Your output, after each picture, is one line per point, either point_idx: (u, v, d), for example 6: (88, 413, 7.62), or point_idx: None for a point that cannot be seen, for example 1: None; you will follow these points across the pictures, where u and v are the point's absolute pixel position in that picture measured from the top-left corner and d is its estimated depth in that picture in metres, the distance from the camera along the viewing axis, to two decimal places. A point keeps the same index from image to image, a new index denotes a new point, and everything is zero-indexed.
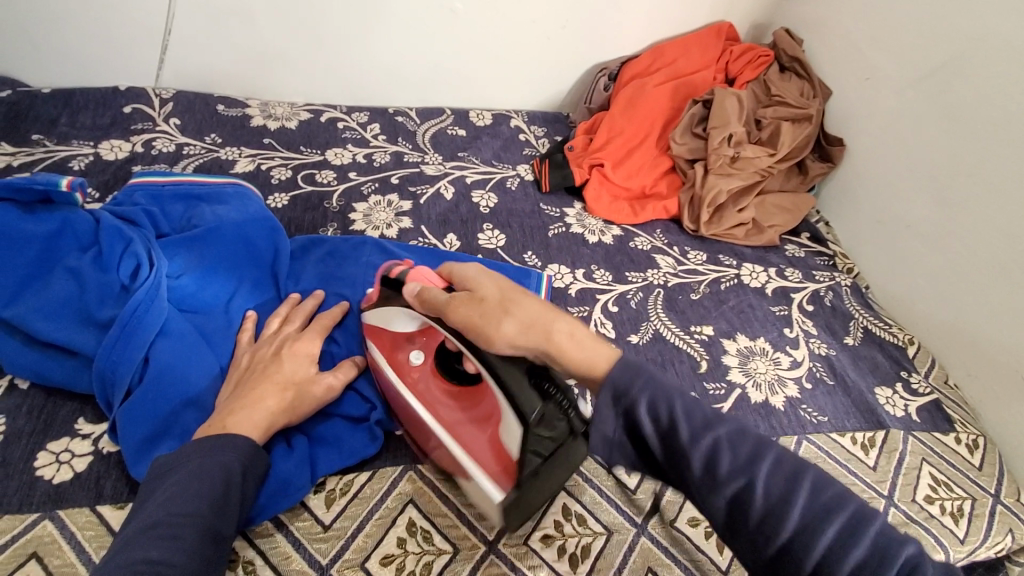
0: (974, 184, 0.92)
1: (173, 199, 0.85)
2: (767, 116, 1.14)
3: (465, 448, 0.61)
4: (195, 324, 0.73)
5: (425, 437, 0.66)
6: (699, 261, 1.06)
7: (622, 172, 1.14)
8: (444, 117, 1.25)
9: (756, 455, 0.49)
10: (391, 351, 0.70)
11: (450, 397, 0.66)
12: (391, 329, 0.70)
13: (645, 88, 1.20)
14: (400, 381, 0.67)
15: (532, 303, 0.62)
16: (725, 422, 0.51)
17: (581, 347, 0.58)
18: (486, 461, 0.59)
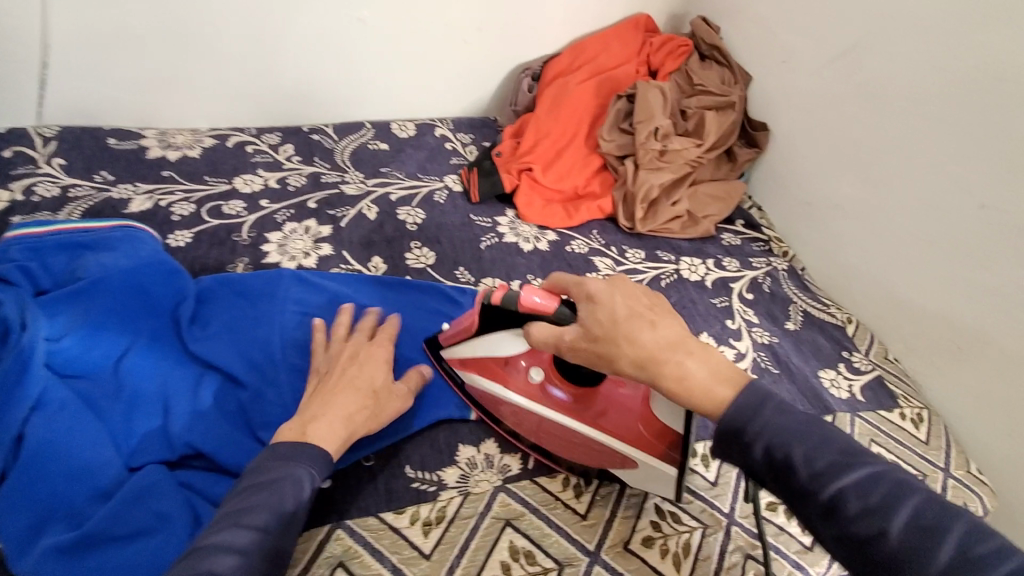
0: (892, 159, 0.93)
1: (55, 248, 0.75)
2: (692, 106, 1.14)
3: (610, 430, 0.66)
4: (81, 390, 0.65)
5: (559, 441, 0.69)
6: (638, 259, 1.04)
7: (553, 174, 1.10)
8: (363, 131, 1.19)
9: (894, 497, 0.45)
10: (502, 369, 0.70)
11: (564, 398, 0.68)
12: (496, 355, 0.70)
13: (569, 86, 1.17)
14: (521, 397, 0.69)
15: (674, 322, 0.57)
16: (852, 462, 0.48)
17: (703, 373, 0.54)
18: (641, 436, 0.65)
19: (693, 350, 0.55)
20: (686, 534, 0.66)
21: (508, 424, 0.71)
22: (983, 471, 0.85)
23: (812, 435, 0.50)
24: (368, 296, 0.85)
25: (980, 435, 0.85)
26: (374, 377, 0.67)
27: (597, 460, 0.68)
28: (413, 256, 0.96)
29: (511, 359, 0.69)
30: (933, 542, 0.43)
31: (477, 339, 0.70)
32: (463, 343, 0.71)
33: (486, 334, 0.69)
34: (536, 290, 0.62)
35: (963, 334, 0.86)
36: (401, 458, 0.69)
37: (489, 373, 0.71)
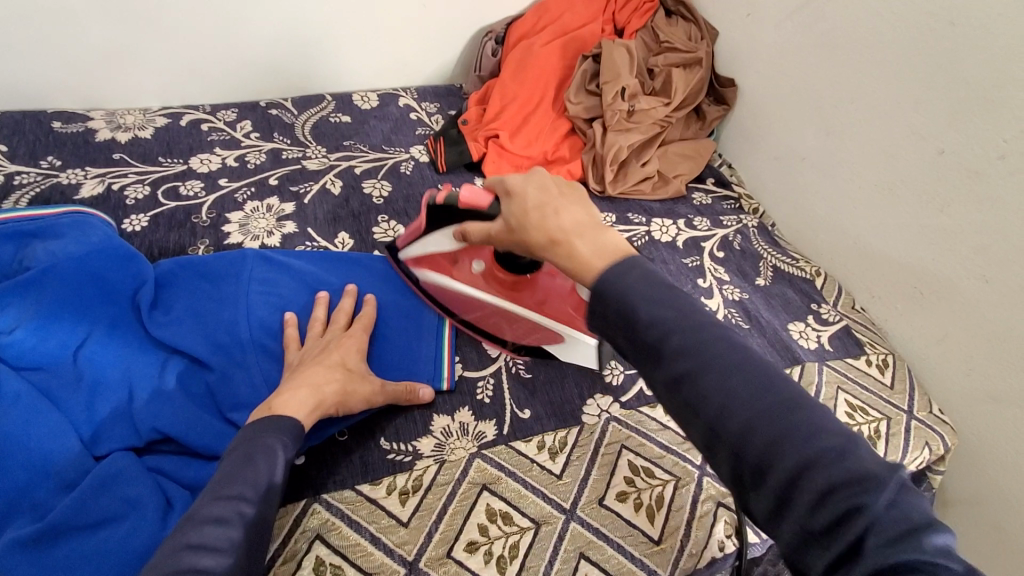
0: (854, 109, 0.92)
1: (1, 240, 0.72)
2: (659, 64, 1.12)
3: (542, 313, 0.74)
4: (41, 381, 0.64)
5: (495, 320, 0.78)
6: (609, 223, 1.03)
7: (521, 140, 1.09)
8: (324, 104, 1.15)
9: (747, 377, 0.42)
10: (450, 262, 0.77)
11: (504, 285, 0.75)
12: (443, 250, 0.76)
13: (534, 48, 1.14)
14: (468, 287, 0.76)
15: (580, 210, 0.58)
16: (713, 336, 0.45)
17: (590, 251, 0.53)
18: (569, 317, 0.73)
19: (589, 233, 0.55)
20: (659, 487, 0.67)
21: (457, 313, 0.80)
22: (946, 411, 0.87)
23: (718, 356, 0.43)
24: (334, 274, 0.83)
25: (941, 377, 0.88)
26: (345, 358, 0.69)
27: (537, 339, 0.77)
28: (380, 230, 0.94)
29: (459, 257, 0.76)
30: (847, 490, 0.36)
31: (427, 237, 0.75)
32: (417, 240, 0.77)
33: (434, 231, 0.73)
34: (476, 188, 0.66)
35: (926, 281, 0.87)
36: (376, 431, 0.69)
37: (441, 269, 0.78)
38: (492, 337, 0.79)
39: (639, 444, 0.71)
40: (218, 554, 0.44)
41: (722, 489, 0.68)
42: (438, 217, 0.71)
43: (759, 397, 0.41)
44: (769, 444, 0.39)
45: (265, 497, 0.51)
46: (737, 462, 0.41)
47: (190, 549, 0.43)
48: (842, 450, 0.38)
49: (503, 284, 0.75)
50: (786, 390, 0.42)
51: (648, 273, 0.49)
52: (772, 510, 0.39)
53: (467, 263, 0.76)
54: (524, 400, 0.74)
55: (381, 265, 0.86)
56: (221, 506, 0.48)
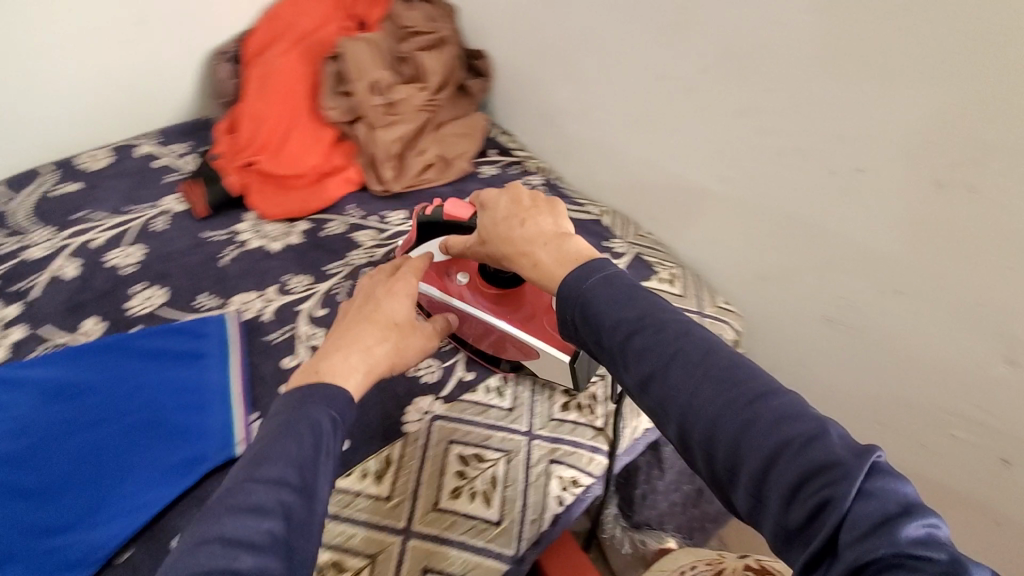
0: (585, 54, 0.98)
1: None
2: (406, 50, 1.09)
3: (529, 328, 0.70)
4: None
5: (488, 337, 0.74)
6: (401, 220, 1.00)
7: (284, 160, 1.01)
8: (42, 177, 1.00)
9: (709, 375, 0.43)
10: (444, 277, 0.75)
11: (490, 296, 0.73)
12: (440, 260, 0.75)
13: (273, 61, 1.06)
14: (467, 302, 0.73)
15: (547, 215, 0.61)
16: (675, 332, 0.46)
17: (551, 256, 0.56)
18: (549, 333, 0.70)
19: (550, 240, 0.58)
20: (490, 468, 0.67)
21: (463, 336, 0.76)
22: (728, 301, 0.96)
23: (683, 353, 0.45)
24: (85, 372, 0.73)
25: (722, 274, 0.96)
26: (404, 311, 0.62)
27: (518, 355, 0.73)
28: (138, 302, 0.83)
29: (452, 269, 0.74)
30: (818, 478, 0.37)
31: (424, 245, 0.76)
32: (419, 249, 0.76)
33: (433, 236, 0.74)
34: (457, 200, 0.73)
35: (684, 195, 0.95)
36: None
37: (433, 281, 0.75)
38: (493, 357, 0.75)
39: (464, 433, 0.70)
40: (257, 550, 0.38)
41: (551, 446, 0.70)
42: (430, 229, 0.74)
43: (725, 396, 0.42)
44: (736, 441, 0.40)
45: (309, 485, 0.44)
46: (710, 460, 0.42)
47: (223, 552, 0.37)
48: (810, 436, 0.38)
49: (490, 295, 0.73)
50: (760, 387, 0.42)
51: (613, 278, 0.51)
52: (751, 503, 0.40)
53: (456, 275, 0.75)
54: None
55: (143, 343, 0.76)
56: (260, 491, 0.41)
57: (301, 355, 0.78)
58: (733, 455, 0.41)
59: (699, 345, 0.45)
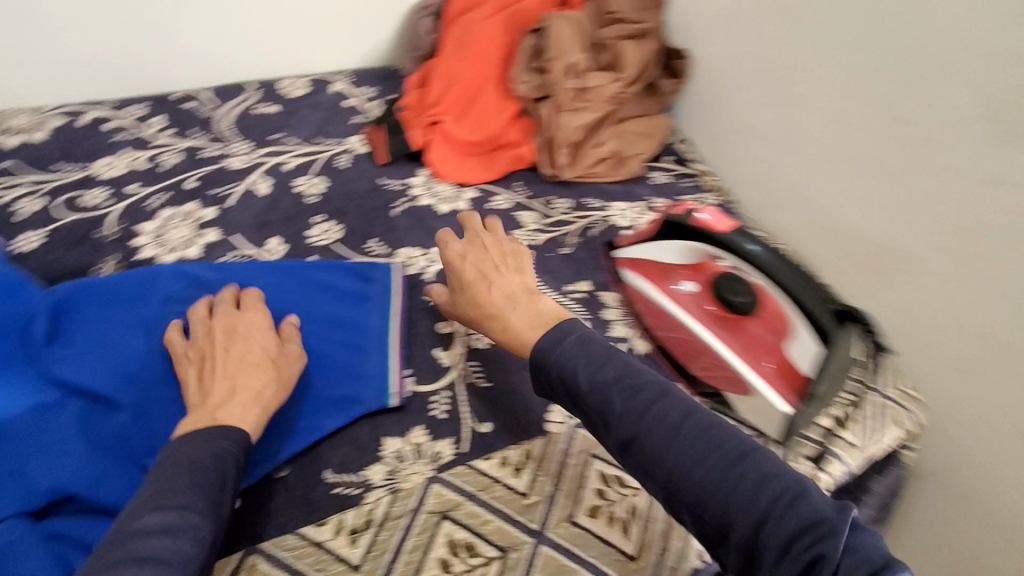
0: (811, 78, 0.89)
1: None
2: (608, 37, 1.04)
3: (745, 360, 0.71)
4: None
5: (689, 348, 0.76)
6: (566, 210, 0.97)
7: (465, 125, 1.01)
8: (247, 95, 1.04)
9: (700, 440, 0.47)
10: (665, 277, 0.79)
11: (711, 313, 0.75)
12: (663, 261, 0.78)
13: (474, 24, 1.05)
14: (684, 310, 0.76)
15: (511, 279, 0.67)
16: (659, 390, 0.51)
17: (524, 320, 0.62)
18: (768, 373, 0.70)
19: (523, 300, 0.64)
20: (632, 497, 0.63)
21: (659, 335, 0.80)
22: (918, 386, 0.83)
23: (669, 414, 0.50)
24: (257, 290, 0.74)
25: (914, 352, 0.83)
26: (266, 346, 0.64)
27: (718, 380, 0.75)
28: (316, 234, 0.86)
29: (678, 273, 0.78)
30: (822, 542, 0.41)
31: (653, 242, 0.79)
32: (640, 244, 0.81)
33: (665, 240, 0.77)
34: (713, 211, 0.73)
35: (882, 254, 0.84)
36: (319, 466, 0.63)
37: (651, 277, 0.79)
38: (685, 369, 0.77)
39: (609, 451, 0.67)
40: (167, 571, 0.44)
41: None
42: (673, 231, 0.76)
43: (712, 457, 0.47)
44: (727, 510, 0.45)
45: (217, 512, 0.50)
46: (699, 523, 0.47)
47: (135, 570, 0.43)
48: (796, 494, 0.44)
49: (712, 313, 0.75)
50: (739, 447, 0.47)
51: (585, 339, 0.56)
52: (739, 565, 0.44)
53: (680, 282, 0.78)
54: (485, 413, 0.69)
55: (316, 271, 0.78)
56: (154, 520, 0.46)
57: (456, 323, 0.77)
58: (722, 522, 0.45)
59: (677, 405, 0.50)
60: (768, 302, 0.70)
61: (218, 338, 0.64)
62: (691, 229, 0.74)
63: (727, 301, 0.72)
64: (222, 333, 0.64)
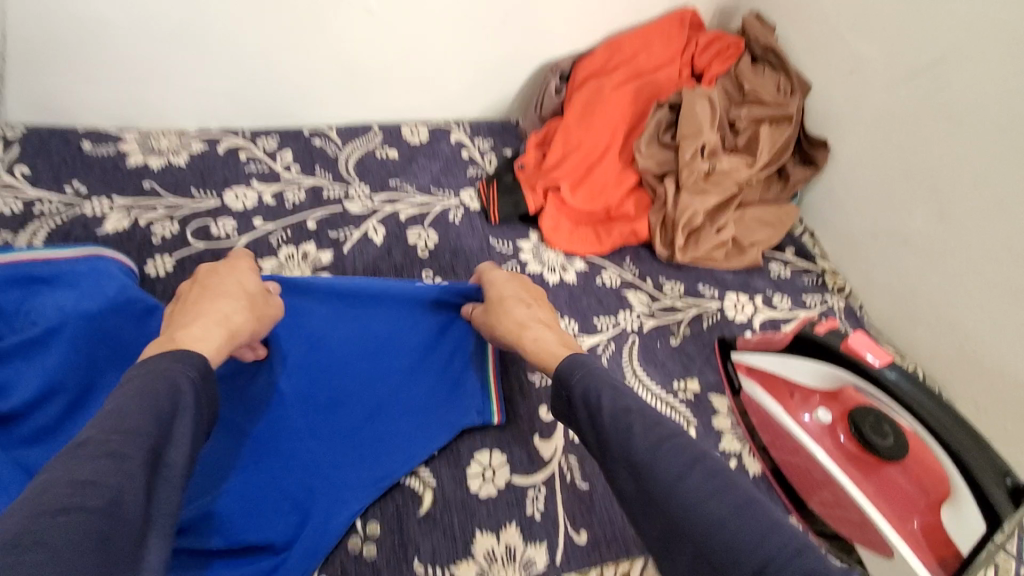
0: (980, 197, 0.81)
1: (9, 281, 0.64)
2: (743, 118, 1.00)
3: (883, 511, 0.64)
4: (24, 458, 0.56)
5: (811, 480, 0.69)
6: (677, 294, 0.92)
7: (582, 194, 0.98)
8: (371, 136, 1.06)
9: (711, 479, 0.46)
10: (792, 394, 0.73)
11: (845, 446, 0.68)
12: (793, 378, 0.72)
13: (602, 90, 1.03)
14: (812, 437, 0.69)
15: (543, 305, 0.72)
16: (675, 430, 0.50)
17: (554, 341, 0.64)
18: (910, 531, 0.62)
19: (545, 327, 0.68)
20: None
21: (774, 456, 0.73)
22: None
23: (679, 448, 0.48)
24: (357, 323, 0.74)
25: None
26: (221, 309, 0.60)
27: (843, 521, 0.67)
28: None
29: (808, 394, 0.72)
30: None
31: (782, 357, 0.73)
32: (765, 353, 0.75)
33: (801, 359, 0.71)
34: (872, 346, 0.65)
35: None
36: (409, 551, 0.61)
37: (775, 391, 0.73)
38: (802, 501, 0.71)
39: None
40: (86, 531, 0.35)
41: None
42: (812, 351, 0.70)
43: (718, 495, 0.44)
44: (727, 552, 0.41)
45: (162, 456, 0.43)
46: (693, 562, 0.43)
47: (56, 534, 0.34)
48: (799, 543, 0.41)
49: (846, 446, 0.68)
50: (747, 495, 0.44)
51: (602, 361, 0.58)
52: None
53: (810, 405, 0.72)
54: (581, 519, 0.65)
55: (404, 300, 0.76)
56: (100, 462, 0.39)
57: None
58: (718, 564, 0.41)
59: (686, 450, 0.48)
60: (918, 450, 0.63)
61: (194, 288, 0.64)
62: (840, 354, 0.67)
63: (867, 440, 0.65)
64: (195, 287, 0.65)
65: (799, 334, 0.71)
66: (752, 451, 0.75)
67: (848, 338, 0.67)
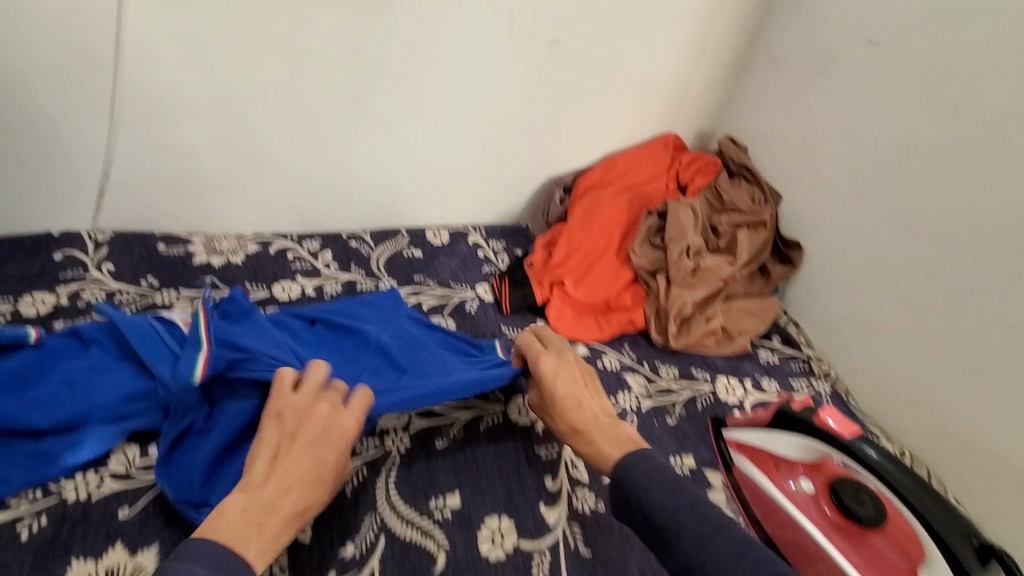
0: (936, 290, 0.92)
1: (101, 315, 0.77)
2: (723, 223, 1.15)
3: None
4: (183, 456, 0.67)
5: (802, 551, 0.73)
6: (672, 378, 1.01)
7: (584, 287, 1.10)
8: (399, 239, 1.22)
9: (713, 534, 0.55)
10: (778, 467, 0.79)
11: (829, 517, 0.72)
12: (776, 451, 0.79)
13: (599, 200, 1.19)
14: (798, 508, 0.74)
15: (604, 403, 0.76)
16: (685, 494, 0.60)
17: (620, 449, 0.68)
18: None
19: (604, 424, 0.72)
20: None
21: (766, 528, 0.77)
22: None
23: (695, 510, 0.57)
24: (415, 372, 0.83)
25: None
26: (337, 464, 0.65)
27: None
28: None
29: (792, 467, 0.78)
30: None
31: (766, 431, 0.79)
32: (752, 428, 0.82)
33: (780, 433, 0.77)
34: (836, 416, 0.73)
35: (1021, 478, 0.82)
36: None
37: (762, 464, 0.80)
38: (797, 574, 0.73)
39: None
40: None
41: None
42: (790, 425, 0.77)
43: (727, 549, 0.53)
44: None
45: None
46: None
47: None
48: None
49: (828, 517, 0.72)
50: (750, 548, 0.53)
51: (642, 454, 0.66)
52: None
53: (794, 478, 0.77)
54: None
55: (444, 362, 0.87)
56: None
57: (562, 480, 0.81)
58: None
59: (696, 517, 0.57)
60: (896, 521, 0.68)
61: (285, 442, 0.64)
62: (812, 426, 0.74)
63: (846, 506, 0.70)
64: (277, 430, 0.65)
65: (778, 408, 0.78)
66: (748, 524, 0.79)
67: (818, 411, 0.75)
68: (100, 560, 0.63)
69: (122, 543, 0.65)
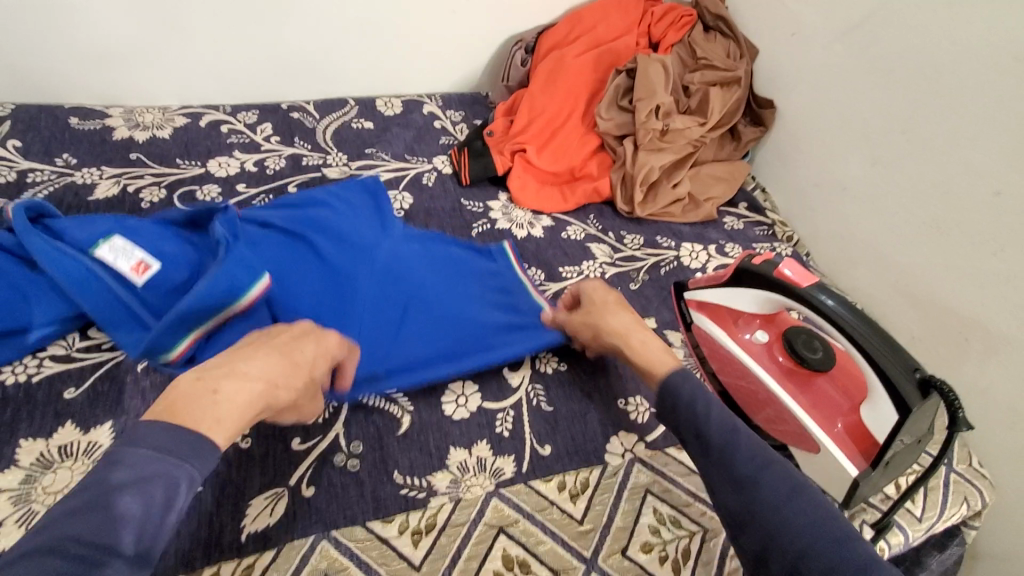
0: (905, 141, 0.89)
1: (30, 238, 0.66)
2: (695, 82, 1.07)
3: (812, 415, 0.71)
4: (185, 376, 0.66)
5: (751, 396, 0.77)
6: (637, 246, 0.99)
7: (548, 155, 1.04)
8: (347, 109, 1.12)
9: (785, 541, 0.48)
10: (735, 321, 0.80)
11: (779, 363, 0.75)
12: (734, 307, 0.79)
13: (565, 60, 1.09)
14: (753, 357, 0.76)
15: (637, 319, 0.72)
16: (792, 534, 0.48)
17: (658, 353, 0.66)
18: (838, 433, 0.69)
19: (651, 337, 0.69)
20: (685, 539, 0.65)
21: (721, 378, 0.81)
22: (985, 464, 0.83)
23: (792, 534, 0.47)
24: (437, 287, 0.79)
25: (985, 430, 0.83)
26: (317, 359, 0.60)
27: (781, 432, 0.74)
28: None
29: (749, 321, 0.79)
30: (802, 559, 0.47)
31: (726, 290, 0.79)
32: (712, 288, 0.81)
33: (739, 288, 0.76)
34: (794, 268, 0.71)
35: (958, 323, 0.85)
36: (390, 463, 0.66)
37: (720, 320, 0.81)
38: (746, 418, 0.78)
39: (665, 489, 0.69)
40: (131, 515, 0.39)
41: None
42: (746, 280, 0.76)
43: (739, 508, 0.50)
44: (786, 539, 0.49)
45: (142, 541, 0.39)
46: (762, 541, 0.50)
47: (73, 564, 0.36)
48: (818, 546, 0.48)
49: (780, 364, 0.75)
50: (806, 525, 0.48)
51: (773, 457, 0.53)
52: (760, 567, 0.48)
53: (750, 331, 0.79)
54: (545, 436, 0.71)
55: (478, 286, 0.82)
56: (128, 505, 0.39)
57: None
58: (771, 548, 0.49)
59: (753, 445, 0.55)
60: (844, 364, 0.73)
61: (287, 332, 0.61)
62: (772, 280, 0.72)
63: (800, 356, 0.73)
64: (292, 332, 0.61)
65: (738, 266, 0.77)
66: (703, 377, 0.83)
67: (779, 264, 0.73)
68: (49, 438, 0.62)
69: (72, 422, 0.63)
